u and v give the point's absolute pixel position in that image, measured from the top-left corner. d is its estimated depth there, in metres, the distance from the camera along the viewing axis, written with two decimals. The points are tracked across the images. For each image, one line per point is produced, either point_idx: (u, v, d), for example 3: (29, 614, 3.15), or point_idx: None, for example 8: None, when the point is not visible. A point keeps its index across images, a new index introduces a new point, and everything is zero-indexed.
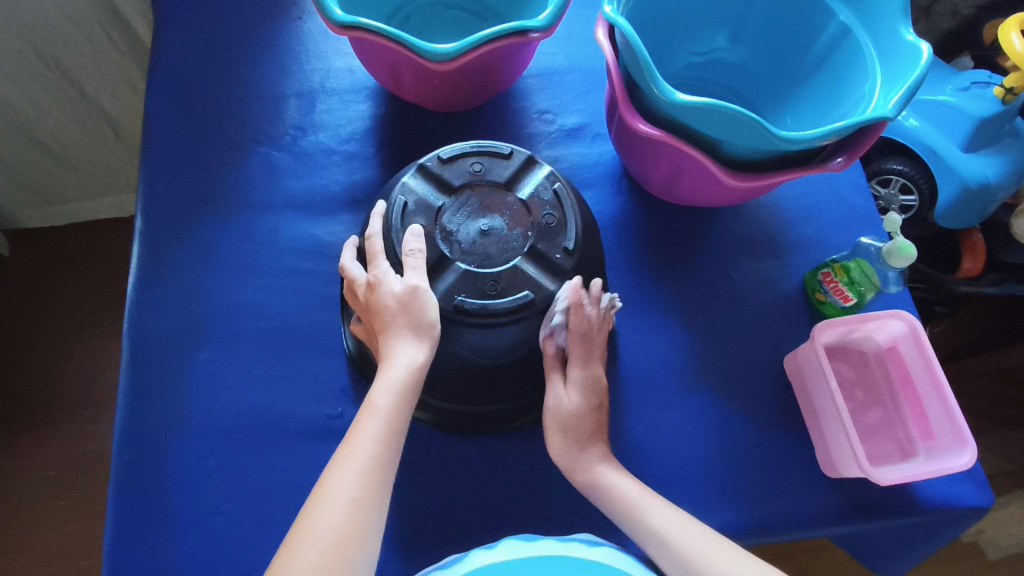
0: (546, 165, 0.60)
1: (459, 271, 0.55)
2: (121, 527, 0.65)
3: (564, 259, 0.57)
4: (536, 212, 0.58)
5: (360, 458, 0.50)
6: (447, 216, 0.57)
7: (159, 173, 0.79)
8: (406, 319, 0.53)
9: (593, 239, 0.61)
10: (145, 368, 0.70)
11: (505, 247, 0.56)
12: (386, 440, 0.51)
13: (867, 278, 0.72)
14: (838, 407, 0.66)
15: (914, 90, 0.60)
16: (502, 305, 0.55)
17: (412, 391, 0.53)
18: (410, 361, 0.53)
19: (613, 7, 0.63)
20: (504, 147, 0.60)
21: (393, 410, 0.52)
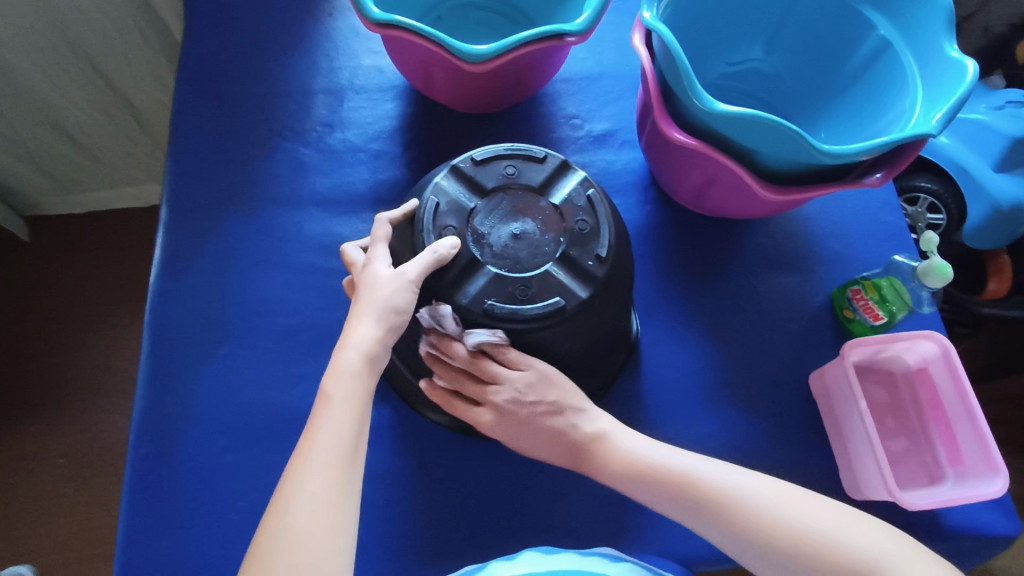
0: (580, 171, 0.59)
1: (489, 275, 0.54)
2: (133, 520, 0.64)
3: (596, 266, 0.55)
4: (569, 217, 0.56)
5: (322, 450, 0.48)
6: (478, 218, 0.56)
7: (185, 165, 0.79)
8: (372, 301, 0.52)
9: (625, 248, 0.60)
10: (164, 360, 0.70)
11: (537, 252, 0.55)
12: (348, 426, 0.49)
13: (898, 297, 0.71)
14: (868, 429, 0.64)
15: (959, 107, 0.59)
16: (533, 310, 0.53)
17: (366, 373, 0.51)
18: (365, 344, 0.51)
19: (651, 12, 0.62)
20: (538, 150, 0.59)
21: (347, 396, 0.50)
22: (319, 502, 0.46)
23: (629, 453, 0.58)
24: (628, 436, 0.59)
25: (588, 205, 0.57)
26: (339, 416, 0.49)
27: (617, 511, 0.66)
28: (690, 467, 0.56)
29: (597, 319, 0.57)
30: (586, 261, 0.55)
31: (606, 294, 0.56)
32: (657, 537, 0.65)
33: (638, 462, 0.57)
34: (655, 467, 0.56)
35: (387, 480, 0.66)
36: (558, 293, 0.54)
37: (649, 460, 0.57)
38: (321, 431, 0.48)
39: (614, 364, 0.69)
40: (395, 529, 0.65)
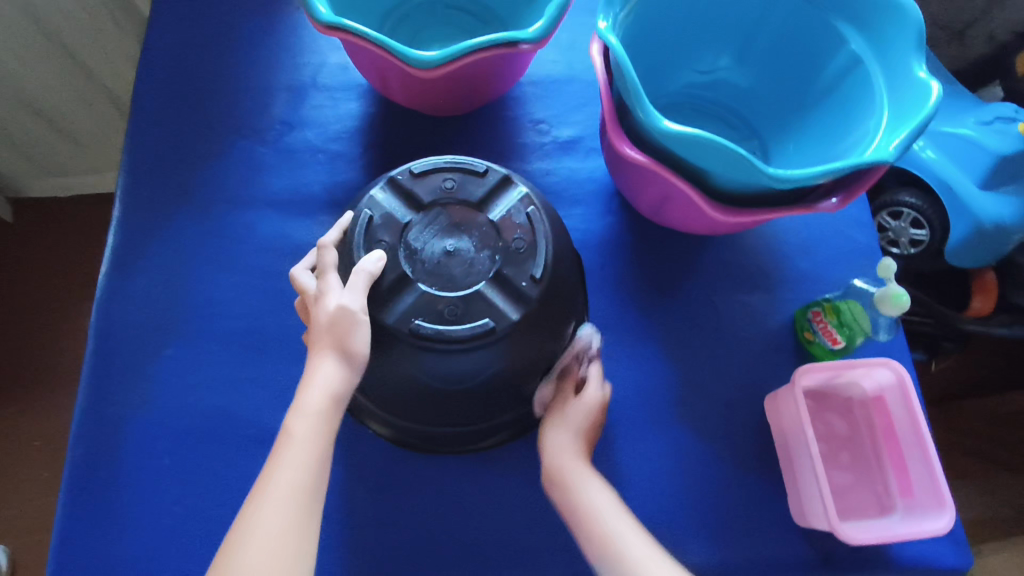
0: (522, 186, 0.58)
1: (418, 293, 0.53)
2: (70, 521, 0.65)
3: (530, 287, 0.54)
4: (506, 235, 0.55)
5: (281, 489, 0.47)
6: (412, 233, 0.55)
7: (139, 159, 0.78)
8: (330, 339, 0.50)
9: (566, 266, 0.58)
10: (109, 360, 0.70)
11: (469, 270, 0.54)
12: (311, 466, 0.48)
13: (856, 322, 0.68)
14: (813, 458, 0.63)
15: (919, 132, 0.56)
16: (460, 332, 0.52)
17: (330, 411, 0.49)
18: (331, 384, 0.50)
19: (608, 24, 0.60)
20: (480, 164, 0.57)
21: (308, 435, 0.48)
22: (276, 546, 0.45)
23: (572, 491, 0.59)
24: (597, 494, 0.58)
25: (527, 222, 0.56)
26: (301, 455, 0.48)
27: (554, 530, 0.65)
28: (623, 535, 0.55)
29: (531, 341, 0.56)
30: (520, 282, 0.54)
31: (539, 316, 0.55)
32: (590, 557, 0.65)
33: (583, 504, 0.57)
34: (582, 502, 0.58)
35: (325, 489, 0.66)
36: (487, 314, 0.53)
37: (584, 510, 0.57)
38: (283, 467, 0.47)
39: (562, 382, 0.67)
40: (330, 540, 0.65)
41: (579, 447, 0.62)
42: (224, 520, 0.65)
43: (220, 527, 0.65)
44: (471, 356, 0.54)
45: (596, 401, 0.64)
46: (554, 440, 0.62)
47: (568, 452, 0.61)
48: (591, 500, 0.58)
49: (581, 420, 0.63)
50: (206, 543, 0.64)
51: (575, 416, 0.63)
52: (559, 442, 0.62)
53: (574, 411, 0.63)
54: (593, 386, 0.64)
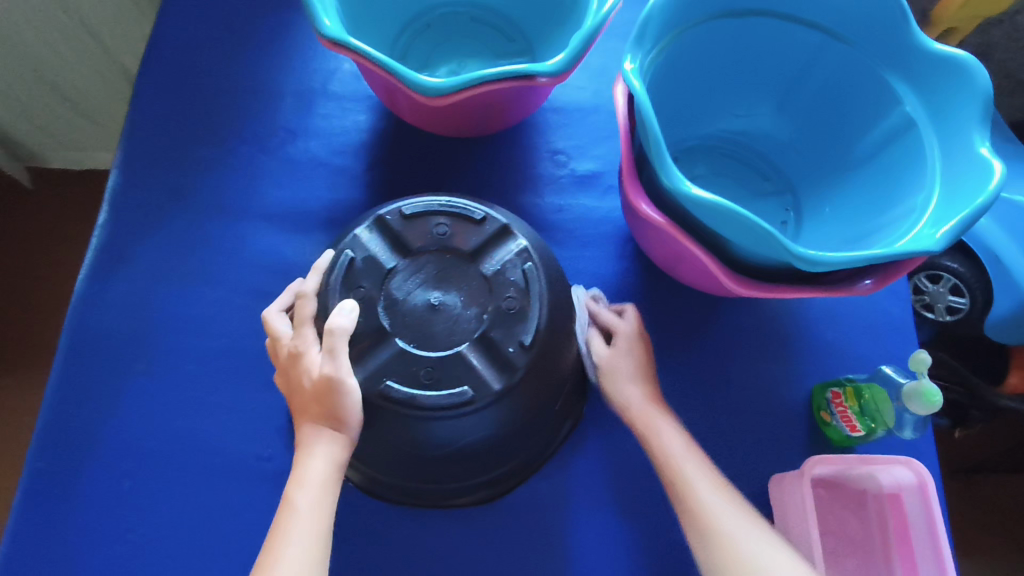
0: (520, 239, 0.55)
1: (394, 349, 0.51)
2: (21, 538, 0.61)
3: (518, 354, 0.51)
4: (497, 294, 0.52)
5: (289, 566, 0.45)
6: (396, 280, 0.53)
7: (133, 157, 0.74)
8: (317, 408, 0.49)
9: (563, 330, 0.55)
10: (80, 369, 0.66)
11: (453, 328, 0.51)
12: (315, 540, 0.47)
13: (879, 414, 0.62)
14: (816, 559, 0.58)
15: (973, 220, 0.50)
16: (435, 399, 0.49)
17: (334, 480, 0.49)
18: (332, 452, 0.49)
19: (635, 65, 0.55)
20: (477, 212, 0.55)
21: (313, 509, 0.48)
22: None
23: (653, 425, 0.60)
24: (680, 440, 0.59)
25: (521, 280, 0.53)
26: (307, 528, 0.47)
27: None
28: (729, 522, 0.55)
29: (519, 409, 0.52)
30: (507, 346, 0.51)
31: (526, 386, 0.52)
32: None
33: (676, 465, 0.58)
34: (680, 482, 0.57)
35: None
36: (467, 381, 0.50)
37: (676, 469, 0.58)
38: (287, 543, 0.46)
39: (547, 445, 0.63)
40: None
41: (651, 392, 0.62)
42: (179, 553, 0.61)
43: (173, 562, 0.61)
44: (444, 423, 0.50)
45: (630, 332, 0.64)
46: (620, 390, 0.62)
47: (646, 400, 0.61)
48: (674, 447, 0.59)
49: (627, 359, 0.62)
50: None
51: (620, 360, 0.62)
52: (623, 389, 0.61)
53: (617, 357, 0.62)
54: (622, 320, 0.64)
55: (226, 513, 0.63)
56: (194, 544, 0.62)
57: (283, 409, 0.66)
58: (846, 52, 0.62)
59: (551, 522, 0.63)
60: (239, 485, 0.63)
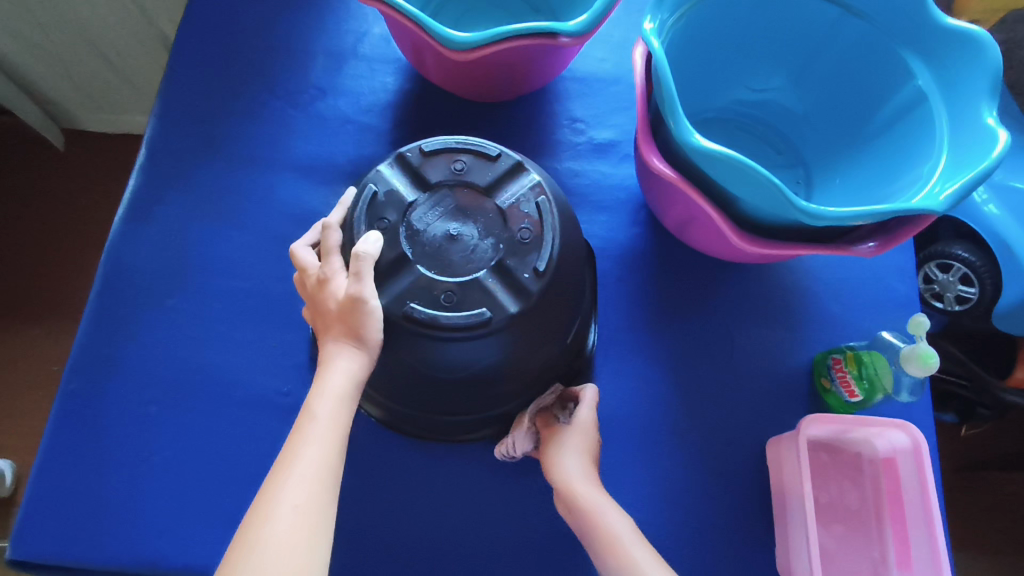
0: (531, 174, 0.58)
1: (415, 276, 0.54)
2: (52, 456, 0.65)
3: (532, 280, 0.54)
4: (513, 224, 0.56)
5: (305, 466, 0.47)
6: (416, 213, 0.56)
7: (171, 106, 0.77)
8: (344, 329, 0.52)
9: (573, 263, 0.59)
10: (113, 302, 0.70)
11: (471, 257, 0.55)
12: (331, 445, 0.49)
13: (877, 377, 0.64)
14: (806, 511, 0.60)
15: (974, 185, 0.51)
16: (455, 319, 0.52)
17: (352, 394, 0.51)
18: (351, 368, 0.51)
19: (655, 26, 0.57)
20: (491, 148, 0.58)
21: (333, 418, 0.50)
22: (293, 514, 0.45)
23: (576, 484, 0.58)
24: (610, 513, 0.55)
25: (535, 212, 0.57)
26: (325, 434, 0.49)
27: (526, 541, 0.64)
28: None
29: (529, 339, 0.55)
30: (523, 273, 0.54)
31: (539, 312, 0.55)
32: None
33: (611, 546, 0.54)
34: (607, 550, 0.54)
35: None
36: (485, 304, 0.53)
37: (607, 540, 0.54)
38: (304, 445, 0.48)
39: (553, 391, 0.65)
40: None
41: (588, 468, 0.59)
42: (198, 477, 0.65)
43: (193, 485, 0.65)
44: (462, 345, 0.53)
45: (590, 424, 0.62)
46: (561, 464, 0.59)
47: (577, 470, 0.59)
48: (603, 517, 0.56)
49: (574, 438, 0.60)
50: (178, 498, 0.64)
51: (570, 439, 0.60)
52: (564, 465, 0.59)
53: (563, 436, 0.61)
54: (581, 410, 0.62)
55: (245, 442, 0.66)
56: (213, 469, 0.65)
57: (304, 350, 0.69)
58: (861, 26, 0.64)
59: None
60: (260, 416, 0.67)
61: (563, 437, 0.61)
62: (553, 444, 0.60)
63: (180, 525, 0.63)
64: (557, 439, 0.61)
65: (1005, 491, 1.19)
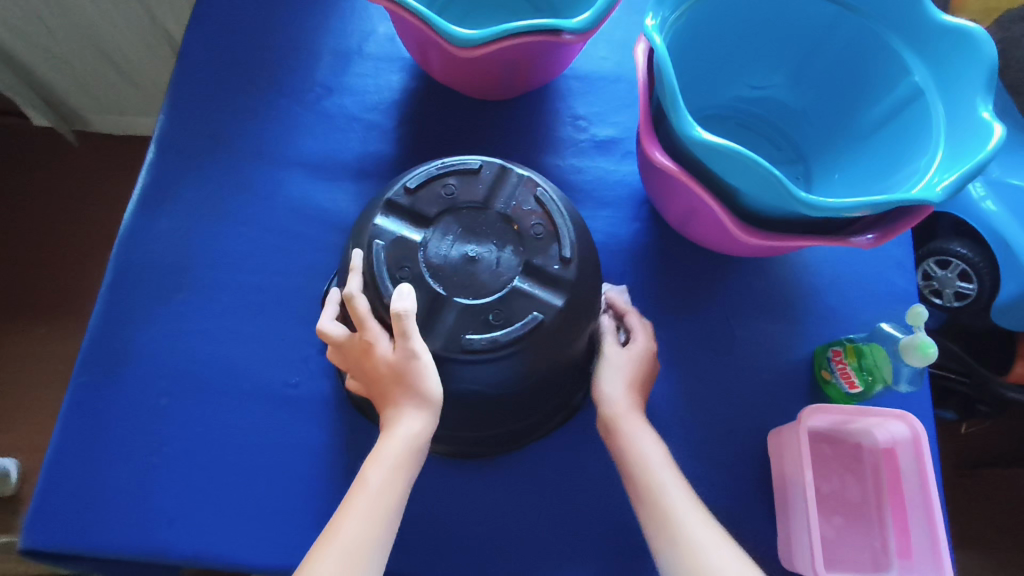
0: (518, 172, 0.61)
1: (457, 308, 0.55)
2: (63, 447, 0.66)
3: (563, 270, 0.57)
4: (523, 223, 0.58)
5: (346, 537, 0.49)
6: (430, 249, 0.57)
7: (180, 104, 0.79)
8: (405, 390, 0.54)
9: (591, 257, 0.61)
10: (123, 296, 0.71)
11: (498, 270, 0.56)
12: (375, 518, 0.51)
13: (878, 368, 0.65)
14: (808, 499, 0.61)
15: (972, 176, 0.52)
16: (511, 333, 0.54)
17: (408, 463, 0.53)
18: (410, 436, 0.53)
19: (656, 23, 0.58)
20: (474, 162, 0.60)
21: (383, 487, 0.52)
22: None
23: (616, 408, 0.61)
24: (649, 440, 0.59)
25: (538, 207, 0.59)
26: (373, 507, 0.51)
27: (532, 531, 0.64)
28: (683, 515, 0.55)
29: (568, 338, 0.58)
30: (552, 266, 0.57)
31: (578, 303, 0.58)
32: (560, 566, 0.63)
33: (641, 469, 0.58)
34: (645, 480, 0.57)
35: (311, 453, 0.67)
36: (533, 309, 0.56)
37: (645, 468, 0.57)
38: (351, 514, 0.51)
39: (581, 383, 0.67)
40: (308, 503, 0.65)
41: (633, 397, 0.62)
42: (208, 466, 0.66)
43: (203, 475, 0.65)
44: (521, 359, 0.56)
45: (643, 350, 0.65)
46: (606, 381, 0.63)
47: (622, 399, 0.62)
48: (642, 445, 0.59)
49: (629, 370, 0.63)
50: (187, 488, 0.65)
51: (622, 366, 0.64)
52: (611, 380, 0.63)
53: (618, 362, 0.64)
54: (637, 338, 0.65)
55: (254, 432, 0.67)
56: (223, 459, 0.66)
57: (311, 342, 0.70)
58: (859, 24, 0.65)
59: (556, 457, 0.67)
60: (268, 407, 0.68)
61: (617, 361, 0.64)
62: (603, 366, 0.64)
63: (190, 514, 0.64)
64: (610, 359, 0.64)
65: (1005, 488, 1.20)
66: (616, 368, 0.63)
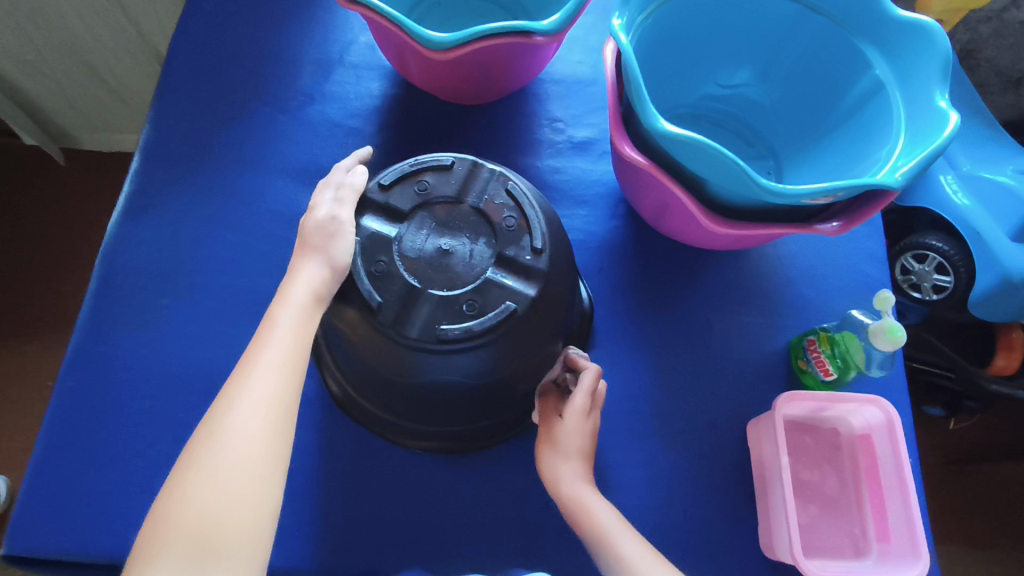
0: (489, 167, 0.62)
1: (433, 300, 0.56)
2: (48, 452, 0.66)
3: (534, 260, 0.58)
4: (494, 216, 0.60)
5: (262, 366, 0.49)
6: (405, 243, 0.58)
7: (164, 114, 0.80)
8: (316, 246, 0.56)
9: (563, 249, 0.63)
10: (108, 302, 0.72)
11: (472, 262, 0.58)
12: (288, 348, 0.51)
13: (850, 356, 0.66)
14: (785, 485, 0.62)
15: (929, 163, 0.54)
16: (486, 322, 0.56)
17: (313, 301, 0.53)
18: (313, 280, 0.54)
19: (623, 24, 0.60)
20: (446, 159, 0.62)
21: (292, 320, 0.52)
22: (259, 442, 0.46)
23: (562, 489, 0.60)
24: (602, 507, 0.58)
25: (508, 200, 0.61)
26: (283, 340, 0.51)
27: (514, 524, 0.65)
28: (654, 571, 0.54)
29: (539, 330, 0.59)
30: (523, 257, 0.59)
31: (551, 294, 0.59)
32: (542, 558, 0.64)
33: (604, 535, 0.56)
34: (606, 551, 0.56)
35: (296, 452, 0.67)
36: (507, 300, 0.57)
37: (604, 540, 0.56)
38: (263, 350, 0.50)
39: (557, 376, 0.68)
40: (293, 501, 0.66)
41: (578, 468, 0.61)
42: None
43: None
44: (495, 348, 0.57)
45: (577, 415, 0.61)
46: (554, 467, 0.61)
47: (566, 476, 0.60)
48: (597, 514, 0.58)
49: (569, 440, 0.61)
50: None
51: (562, 439, 0.61)
52: (556, 469, 0.61)
53: (558, 434, 0.61)
54: (571, 399, 0.62)
55: None
56: None
57: None
58: (822, 23, 0.67)
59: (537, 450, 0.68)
60: None
61: (553, 436, 0.62)
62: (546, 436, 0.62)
63: None
64: (552, 421, 0.63)
65: (994, 481, 1.21)
66: (560, 445, 0.61)
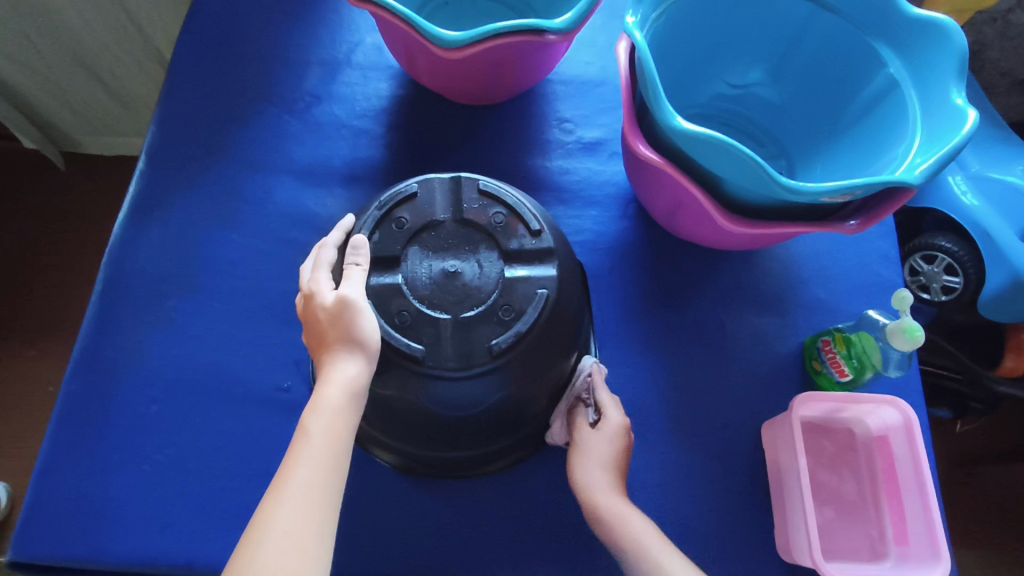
0: (451, 177, 0.63)
1: (472, 318, 0.56)
2: (53, 456, 0.65)
3: (542, 240, 0.61)
4: (484, 220, 0.61)
5: (297, 487, 0.47)
6: (414, 282, 0.58)
7: (169, 116, 0.79)
8: (340, 333, 0.53)
9: (562, 240, 0.64)
10: (114, 305, 0.71)
11: (482, 270, 0.59)
12: (326, 464, 0.49)
13: (867, 356, 0.66)
14: (802, 486, 0.61)
15: (949, 158, 0.53)
16: (529, 319, 0.57)
17: (348, 407, 0.52)
18: (346, 379, 0.52)
19: (636, 21, 0.60)
20: (410, 186, 0.61)
21: (327, 432, 0.50)
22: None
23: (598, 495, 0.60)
24: (638, 521, 0.57)
25: (492, 201, 0.62)
26: (318, 455, 0.49)
27: (527, 528, 0.64)
28: None
29: (564, 316, 0.61)
30: (528, 243, 0.60)
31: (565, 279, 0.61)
32: (556, 562, 0.63)
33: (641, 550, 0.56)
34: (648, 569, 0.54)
35: None
36: (536, 288, 0.58)
37: (643, 556, 0.55)
38: (297, 465, 0.48)
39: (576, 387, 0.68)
40: None
41: (612, 481, 0.61)
42: (200, 473, 0.65)
43: (194, 481, 0.65)
44: (541, 344, 0.58)
45: (617, 426, 0.63)
46: (587, 476, 0.61)
47: (602, 487, 0.60)
48: (633, 529, 0.57)
49: (604, 447, 0.62)
50: (178, 495, 0.64)
51: (599, 446, 0.62)
52: (591, 479, 0.61)
53: (591, 446, 0.62)
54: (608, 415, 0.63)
55: (246, 437, 0.67)
56: (214, 465, 0.66)
57: (303, 346, 0.70)
58: (834, 21, 0.67)
59: (550, 451, 0.67)
60: (260, 411, 0.68)
61: (587, 454, 0.62)
62: (580, 454, 0.62)
63: (181, 521, 0.64)
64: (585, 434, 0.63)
65: (1003, 484, 1.20)
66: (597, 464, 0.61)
